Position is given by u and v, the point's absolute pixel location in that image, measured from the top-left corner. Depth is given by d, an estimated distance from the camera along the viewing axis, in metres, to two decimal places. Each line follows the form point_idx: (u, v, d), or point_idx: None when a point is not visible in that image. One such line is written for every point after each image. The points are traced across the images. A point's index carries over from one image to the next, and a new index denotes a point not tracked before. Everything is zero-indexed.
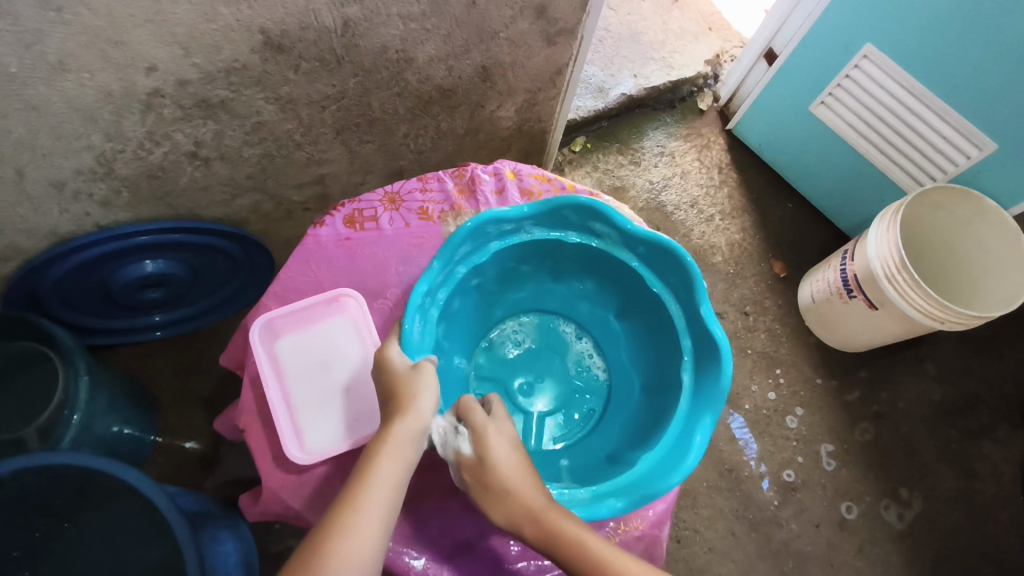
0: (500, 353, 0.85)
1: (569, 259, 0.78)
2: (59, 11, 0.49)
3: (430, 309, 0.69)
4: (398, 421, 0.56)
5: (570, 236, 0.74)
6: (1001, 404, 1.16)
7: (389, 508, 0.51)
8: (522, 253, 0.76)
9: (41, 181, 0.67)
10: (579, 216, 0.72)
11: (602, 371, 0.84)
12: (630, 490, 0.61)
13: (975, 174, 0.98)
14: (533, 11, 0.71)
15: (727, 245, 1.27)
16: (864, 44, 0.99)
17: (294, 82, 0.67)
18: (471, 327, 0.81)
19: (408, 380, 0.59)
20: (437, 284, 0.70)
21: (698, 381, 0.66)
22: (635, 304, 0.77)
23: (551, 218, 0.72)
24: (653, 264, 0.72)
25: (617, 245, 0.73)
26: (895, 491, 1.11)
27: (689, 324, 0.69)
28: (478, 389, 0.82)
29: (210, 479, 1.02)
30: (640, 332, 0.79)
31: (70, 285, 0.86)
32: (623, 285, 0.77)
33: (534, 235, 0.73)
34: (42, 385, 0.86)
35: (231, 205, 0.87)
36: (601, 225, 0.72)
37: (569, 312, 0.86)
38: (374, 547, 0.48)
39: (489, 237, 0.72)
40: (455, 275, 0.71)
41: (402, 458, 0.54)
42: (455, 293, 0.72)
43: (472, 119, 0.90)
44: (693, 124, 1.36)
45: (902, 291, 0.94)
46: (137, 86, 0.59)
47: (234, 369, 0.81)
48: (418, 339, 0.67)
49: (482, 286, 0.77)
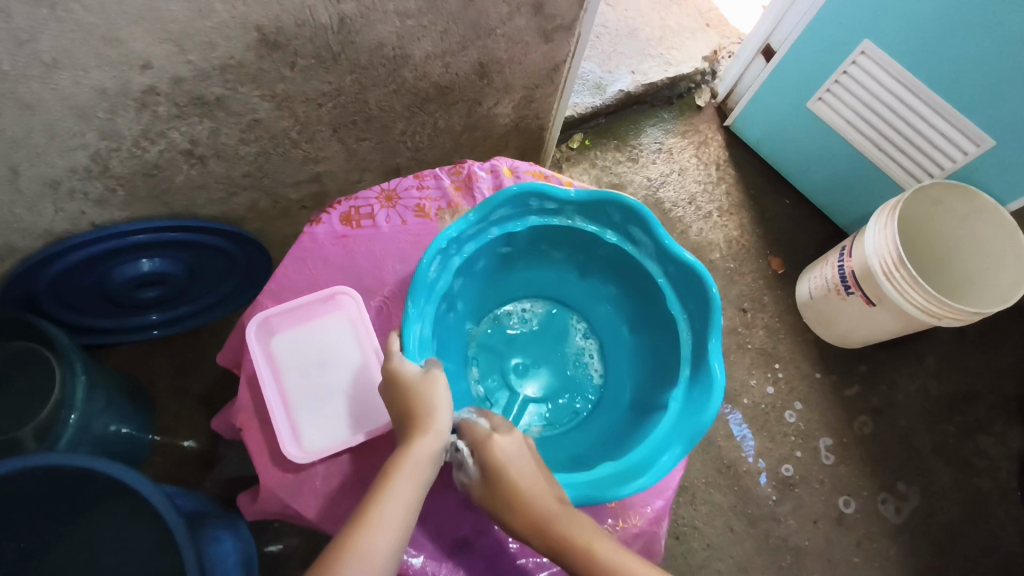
0: (505, 328, 0.86)
1: (601, 258, 0.79)
2: (50, 8, 0.49)
3: (453, 256, 0.72)
4: (416, 441, 0.56)
5: (606, 234, 0.75)
6: (997, 400, 1.16)
7: (400, 531, 0.51)
8: (556, 236, 0.78)
9: (36, 181, 0.67)
10: (622, 218, 0.73)
11: (597, 377, 0.83)
12: (582, 485, 0.61)
13: (972, 170, 0.98)
14: (529, 8, 0.71)
15: (725, 241, 1.26)
16: (861, 40, 0.99)
17: (290, 80, 0.67)
18: (486, 294, 0.83)
19: (421, 390, 0.59)
20: (468, 236, 0.73)
21: (684, 410, 0.66)
22: (649, 318, 0.78)
23: (593, 210, 0.74)
24: (680, 286, 0.72)
25: (649, 257, 0.74)
26: (892, 485, 1.11)
27: (693, 357, 0.69)
28: (474, 355, 0.83)
29: (208, 477, 1.02)
30: (648, 348, 0.79)
31: (66, 285, 0.86)
32: (644, 298, 0.77)
33: (572, 222, 0.75)
34: (39, 385, 0.85)
35: (228, 203, 0.86)
36: (640, 232, 0.73)
37: (584, 310, 0.86)
38: (383, 565, 0.48)
39: (530, 209, 0.74)
40: (486, 234, 0.74)
41: (416, 478, 0.54)
42: (478, 253, 0.75)
43: (469, 116, 0.89)
44: (690, 121, 1.36)
45: (899, 287, 0.94)
46: (132, 84, 0.59)
47: (229, 367, 0.80)
48: (431, 279, 0.70)
49: (506, 256, 0.80)
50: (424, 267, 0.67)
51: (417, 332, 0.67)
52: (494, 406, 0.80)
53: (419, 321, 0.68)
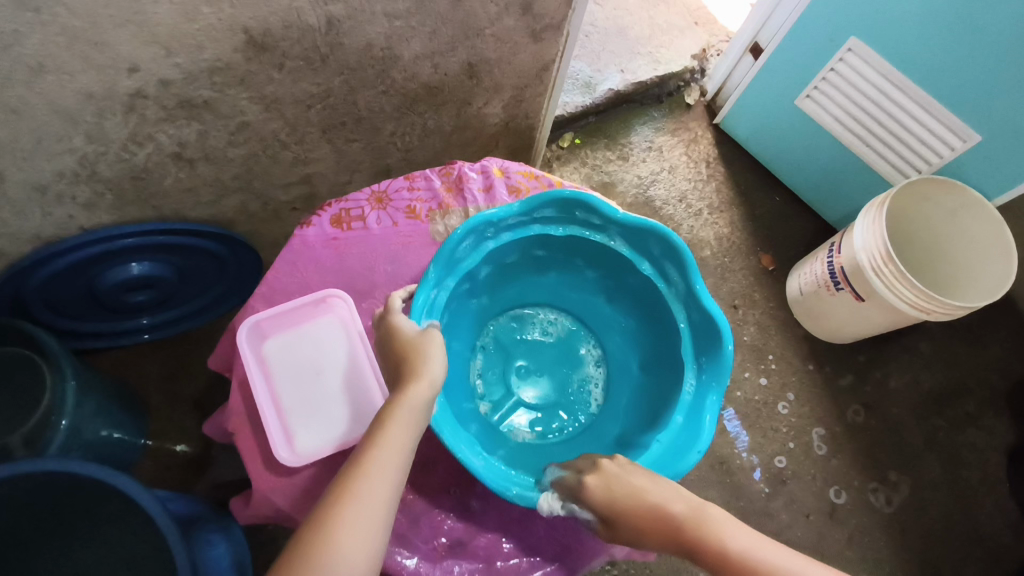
0: (525, 330, 0.88)
1: (630, 288, 0.79)
2: (35, 12, 0.48)
3: (487, 241, 0.73)
4: (409, 388, 0.56)
5: (641, 264, 0.74)
6: (987, 394, 1.17)
7: (396, 474, 0.51)
8: (593, 254, 0.78)
9: (22, 185, 0.66)
10: (661, 252, 0.72)
11: (596, 405, 0.84)
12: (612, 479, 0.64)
13: (957, 167, 0.99)
14: (518, 8, 0.71)
15: (715, 239, 1.27)
16: (849, 37, 1.00)
17: (278, 81, 0.67)
18: (511, 290, 0.85)
19: (415, 347, 0.59)
20: (507, 225, 0.73)
21: (666, 453, 0.65)
22: (661, 359, 0.77)
23: (636, 239, 0.73)
24: (698, 336, 0.70)
25: (676, 299, 0.73)
26: (883, 475, 1.12)
27: (689, 405, 0.68)
28: (484, 347, 0.86)
29: (200, 481, 1.02)
30: (649, 389, 0.78)
31: (55, 289, 0.85)
32: (663, 337, 0.77)
33: (612, 243, 0.74)
34: (28, 391, 0.84)
35: (217, 205, 0.86)
36: (675, 272, 0.72)
37: (601, 337, 0.87)
38: (382, 509, 0.48)
39: (574, 220, 0.74)
40: (527, 229, 0.74)
41: (409, 421, 0.54)
42: (513, 245, 0.75)
43: (459, 116, 0.89)
44: (680, 119, 1.37)
45: (888, 283, 0.95)
46: (119, 87, 0.59)
47: (222, 371, 0.80)
48: (459, 257, 0.71)
49: (538, 258, 0.81)
50: (455, 240, 0.68)
51: (430, 296, 0.69)
52: (487, 400, 0.83)
53: (435, 288, 0.69)
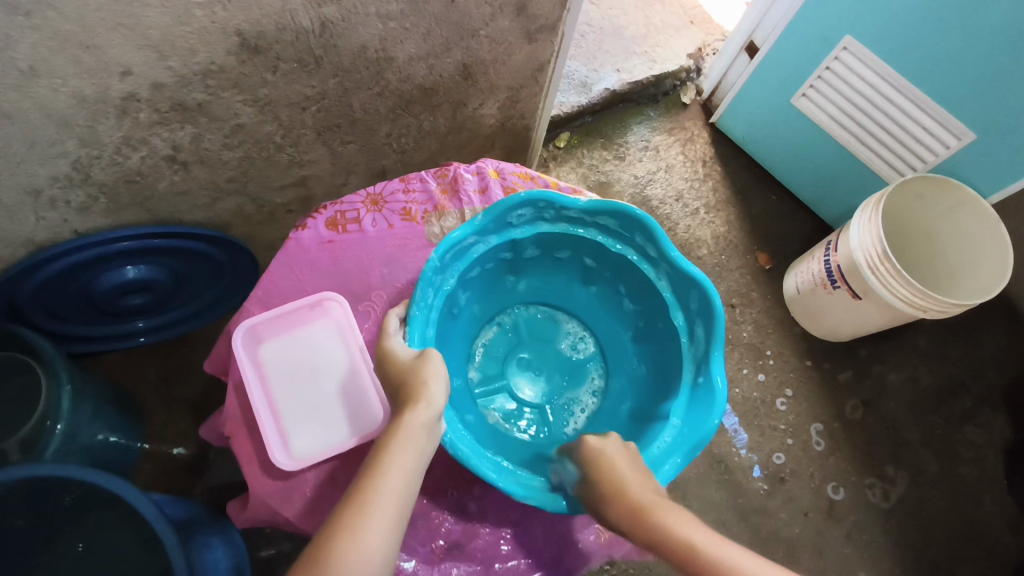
0: (549, 330, 0.88)
1: (659, 332, 0.78)
2: (26, 16, 0.48)
3: (543, 223, 0.75)
4: (410, 412, 0.56)
5: (675, 315, 0.73)
6: (984, 391, 1.17)
7: (399, 501, 0.49)
8: (638, 284, 0.77)
9: (16, 189, 0.66)
10: (698, 308, 0.70)
11: (571, 430, 0.82)
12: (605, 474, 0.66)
13: (952, 164, 1.00)
14: (511, 9, 0.71)
15: (711, 238, 1.27)
16: (843, 36, 1.00)
17: (272, 84, 0.67)
18: (548, 284, 0.87)
19: (415, 368, 0.60)
20: (571, 217, 0.74)
21: None
22: (648, 410, 0.75)
23: (681, 286, 0.72)
24: (694, 402, 0.68)
25: (692, 358, 0.71)
26: (881, 471, 1.12)
27: (651, 460, 0.65)
28: (503, 326, 0.87)
29: (198, 485, 1.02)
30: (628, 434, 0.75)
31: (51, 292, 0.85)
32: (663, 391, 0.74)
33: (657, 279, 0.74)
34: (23, 396, 0.84)
35: (212, 208, 0.86)
36: (702, 332, 0.70)
37: (612, 371, 0.85)
38: (384, 540, 0.47)
39: (634, 243, 0.75)
40: (585, 229, 0.75)
41: (414, 446, 0.53)
42: (566, 238, 0.77)
43: (455, 117, 0.89)
44: (676, 118, 1.37)
45: (884, 281, 0.95)
46: (112, 90, 0.58)
47: (217, 374, 0.80)
48: (510, 223, 0.73)
49: (589, 265, 0.81)
50: (513, 204, 0.70)
51: (467, 242, 0.72)
52: (476, 371, 0.84)
53: (477, 238, 0.72)
